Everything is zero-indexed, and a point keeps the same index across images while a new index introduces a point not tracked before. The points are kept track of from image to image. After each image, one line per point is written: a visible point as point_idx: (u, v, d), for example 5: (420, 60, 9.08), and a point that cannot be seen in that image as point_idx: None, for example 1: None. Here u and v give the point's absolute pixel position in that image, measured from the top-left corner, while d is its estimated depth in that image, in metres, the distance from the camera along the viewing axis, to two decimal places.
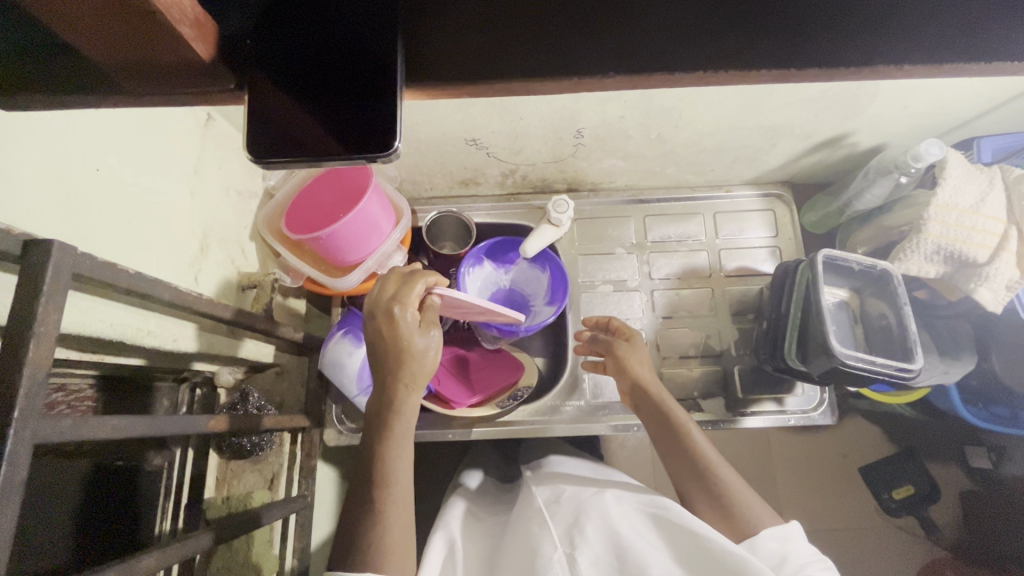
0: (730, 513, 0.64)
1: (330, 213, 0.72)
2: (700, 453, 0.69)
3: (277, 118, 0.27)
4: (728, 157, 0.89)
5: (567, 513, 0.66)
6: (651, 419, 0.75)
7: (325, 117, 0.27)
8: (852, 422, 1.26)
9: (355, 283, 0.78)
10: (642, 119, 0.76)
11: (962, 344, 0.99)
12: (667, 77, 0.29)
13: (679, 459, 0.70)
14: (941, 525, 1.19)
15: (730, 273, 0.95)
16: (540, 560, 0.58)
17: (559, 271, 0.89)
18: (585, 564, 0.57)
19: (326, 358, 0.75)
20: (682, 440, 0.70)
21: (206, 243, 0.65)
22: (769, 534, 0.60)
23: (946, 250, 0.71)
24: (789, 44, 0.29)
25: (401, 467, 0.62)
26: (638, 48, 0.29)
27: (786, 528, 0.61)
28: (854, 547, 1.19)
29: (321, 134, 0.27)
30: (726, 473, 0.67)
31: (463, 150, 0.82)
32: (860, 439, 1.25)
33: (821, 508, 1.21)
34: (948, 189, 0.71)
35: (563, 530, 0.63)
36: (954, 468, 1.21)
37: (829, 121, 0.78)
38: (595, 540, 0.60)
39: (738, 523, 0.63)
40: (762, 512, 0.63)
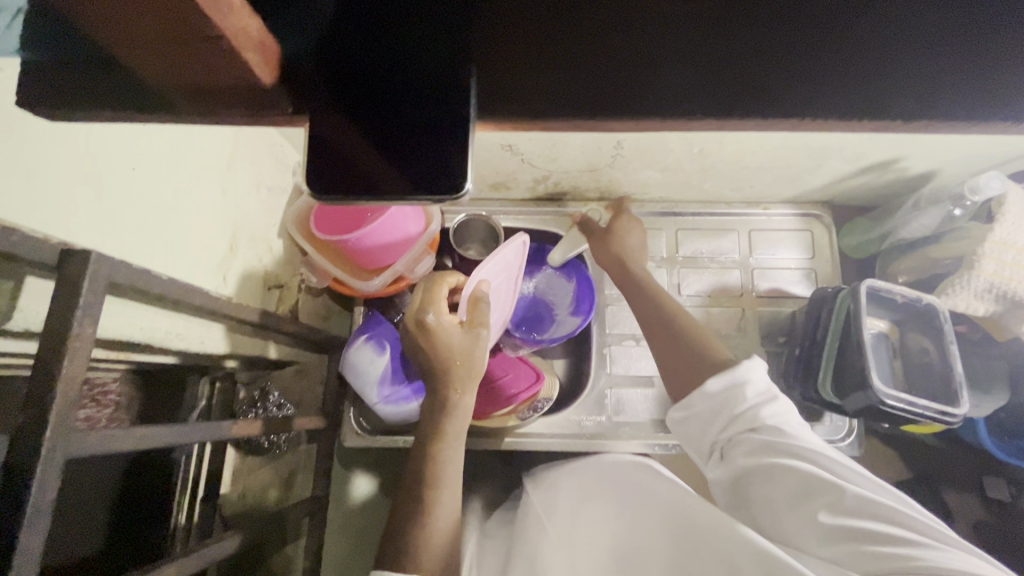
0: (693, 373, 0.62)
1: (361, 215, 0.70)
2: (673, 316, 0.69)
3: (335, 147, 0.25)
4: (770, 175, 0.85)
5: (566, 516, 0.62)
6: (636, 298, 0.74)
7: (386, 151, 0.25)
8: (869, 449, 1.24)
9: (382, 286, 0.76)
10: (686, 134, 0.73)
11: (996, 379, 0.96)
12: (737, 116, 0.27)
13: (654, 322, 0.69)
14: None
15: (762, 294, 0.92)
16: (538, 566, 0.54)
17: (586, 282, 0.89)
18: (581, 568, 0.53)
19: (347, 362, 0.73)
20: (658, 306, 0.70)
21: (236, 241, 0.63)
22: (720, 377, 0.57)
23: (998, 290, 0.68)
24: (870, 84, 0.26)
25: (451, 466, 0.61)
26: (702, 86, 0.26)
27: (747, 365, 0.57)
28: None
29: (383, 170, 0.25)
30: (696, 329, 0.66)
31: (498, 154, 0.80)
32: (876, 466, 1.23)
33: None
34: (1007, 225, 0.68)
35: (563, 535, 0.59)
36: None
37: (881, 145, 0.75)
38: (595, 543, 0.56)
39: (698, 381, 0.61)
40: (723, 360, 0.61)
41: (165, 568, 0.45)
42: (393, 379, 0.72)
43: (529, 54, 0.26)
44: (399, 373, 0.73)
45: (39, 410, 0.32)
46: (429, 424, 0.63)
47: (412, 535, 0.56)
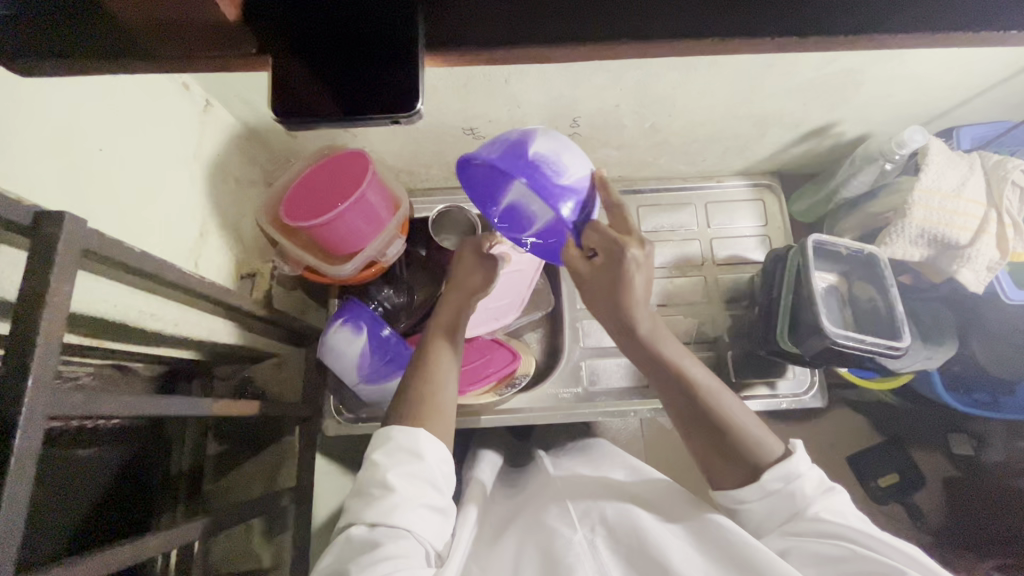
0: (737, 453, 0.58)
1: (328, 200, 0.73)
2: (698, 391, 0.60)
3: (299, 80, 0.28)
4: (720, 147, 0.91)
5: (588, 497, 0.64)
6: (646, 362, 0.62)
7: (344, 84, 0.28)
8: (837, 412, 1.31)
9: (355, 270, 0.78)
10: (637, 108, 0.77)
11: (946, 331, 1.05)
12: (663, 42, 0.30)
13: (680, 397, 0.61)
14: (926, 510, 1.24)
15: (722, 262, 0.97)
16: (559, 540, 0.56)
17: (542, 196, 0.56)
18: (604, 545, 0.56)
19: (326, 345, 0.75)
20: (678, 377, 0.60)
21: (206, 229, 0.65)
22: (775, 474, 0.56)
23: (930, 234, 0.74)
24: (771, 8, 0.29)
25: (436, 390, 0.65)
26: (628, 12, 0.29)
27: (794, 464, 0.56)
28: None
29: (348, 98, 0.28)
30: (728, 410, 0.60)
31: (461, 139, 0.82)
32: (845, 428, 1.30)
33: None
34: (931, 174, 0.74)
35: (584, 514, 0.60)
36: (935, 452, 1.26)
37: (815, 111, 0.81)
38: (615, 527, 0.58)
39: (747, 462, 0.57)
40: (767, 442, 0.58)
41: (152, 538, 0.46)
42: (372, 361, 0.74)
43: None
44: (378, 355, 0.74)
45: (19, 365, 0.33)
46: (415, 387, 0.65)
47: None
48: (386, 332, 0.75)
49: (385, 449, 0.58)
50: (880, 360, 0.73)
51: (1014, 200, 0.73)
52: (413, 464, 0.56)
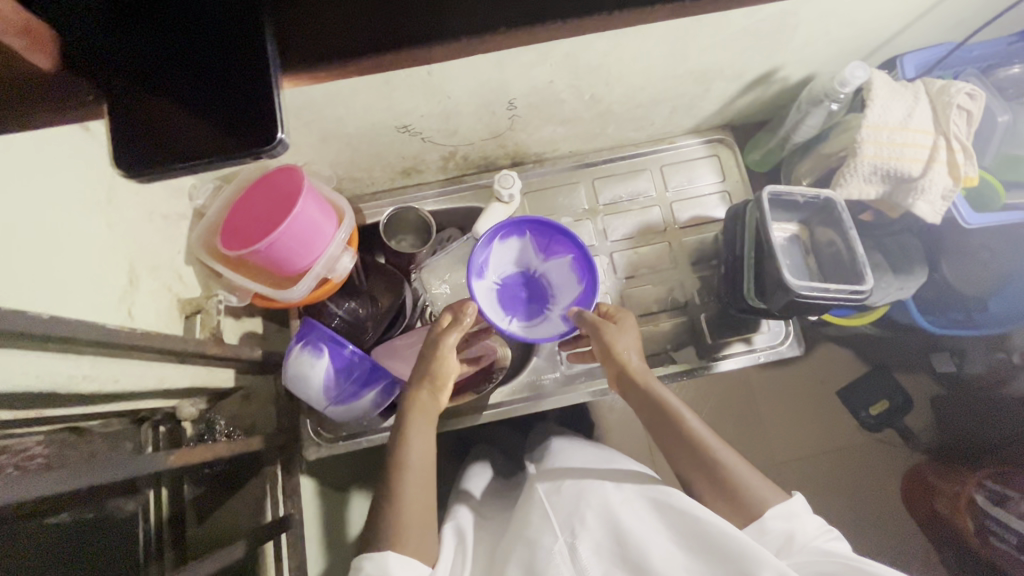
0: (733, 494, 0.63)
1: (265, 224, 0.70)
2: (700, 439, 0.66)
3: (160, 119, 0.28)
4: (666, 108, 0.88)
5: (569, 501, 0.65)
6: (649, 413, 0.70)
7: (209, 110, 0.28)
8: (824, 351, 1.33)
9: (306, 291, 0.75)
10: (572, 81, 0.74)
11: (913, 259, 1.07)
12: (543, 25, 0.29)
13: (679, 446, 0.67)
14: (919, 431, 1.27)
15: (684, 225, 0.96)
16: (540, 552, 0.59)
17: (583, 256, 0.78)
18: (587, 553, 0.58)
19: (288, 371, 0.72)
20: (677, 426, 0.68)
21: (136, 275, 0.61)
22: (773, 513, 0.60)
23: (882, 170, 0.73)
24: None
25: (411, 516, 0.64)
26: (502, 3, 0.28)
27: (790, 505, 0.61)
28: (839, 466, 1.28)
29: (217, 130, 0.28)
30: (726, 457, 0.65)
31: (397, 138, 0.79)
32: (833, 366, 1.32)
33: (805, 436, 1.29)
34: (877, 109, 0.72)
35: (565, 520, 0.63)
36: (922, 375, 1.29)
37: (756, 59, 0.79)
38: (596, 529, 0.60)
39: (742, 503, 0.62)
40: (764, 488, 0.63)
41: None
42: (337, 382, 0.73)
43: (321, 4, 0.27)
44: (342, 374, 0.73)
45: None
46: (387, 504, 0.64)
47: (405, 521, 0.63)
48: (347, 351, 0.72)
49: None
50: (846, 306, 0.72)
51: (960, 124, 0.72)
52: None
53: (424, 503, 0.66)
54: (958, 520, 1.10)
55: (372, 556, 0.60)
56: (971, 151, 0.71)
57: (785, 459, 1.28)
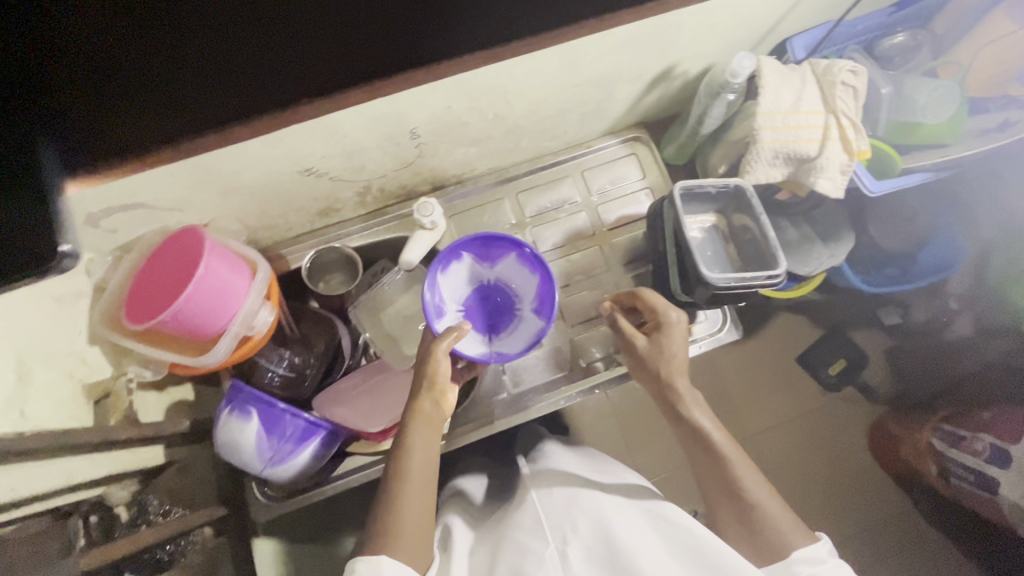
0: (756, 530, 0.62)
1: (170, 291, 0.67)
2: (731, 466, 0.65)
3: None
4: (575, 116, 0.88)
5: (563, 506, 0.65)
6: (685, 431, 0.70)
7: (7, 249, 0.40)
8: (782, 321, 1.34)
9: (226, 353, 0.73)
10: (471, 103, 0.73)
11: (841, 225, 1.12)
12: None
13: (710, 473, 0.66)
14: (877, 384, 1.31)
15: (612, 226, 0.97)
16: (532, 557, 0.59)
17: (526, 252, 0.78)
18: (577, 561, 0.59)
19: (217, 438, 0.69)
20: (711, 451, 0.67)
21: (27, 369, 0.58)
22: (801, 556, 0.59)
23: (783, 153, 0.75)
24: None
25: (408, 514, 0.59)
26: None
27: (816, 549, 0.59)
28: (807, 430, 1.31)
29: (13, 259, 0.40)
30: (757, 491, 0.63)
31: (302, 182, 0.77)
32: (789, 335, 1.34)
33: (771, 406, 1.32)
34: (769, 96, 0.74)
35: (556, 526, 0.63)
36: (872, 331, 1.33)
37: (650, 59, 0.79)
38: (590, 539, 0.61)
39: (763, 539, 0.61)
40: (788, 525, 0.61)
41: None
42: (270, 442, 0.70)
43: (164, 124, 0.52)
44: (275, 434, 0.70)
45: None
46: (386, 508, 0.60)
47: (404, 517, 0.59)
48: (279, 408, 0.70)
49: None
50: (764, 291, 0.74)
51: (848, 101, 0.74)
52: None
53: (421, 503, 0.61)
54: (922, 464, 1.17)
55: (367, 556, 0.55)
56: (861, 125, 0.73)
57: (756, 432, 1.31)
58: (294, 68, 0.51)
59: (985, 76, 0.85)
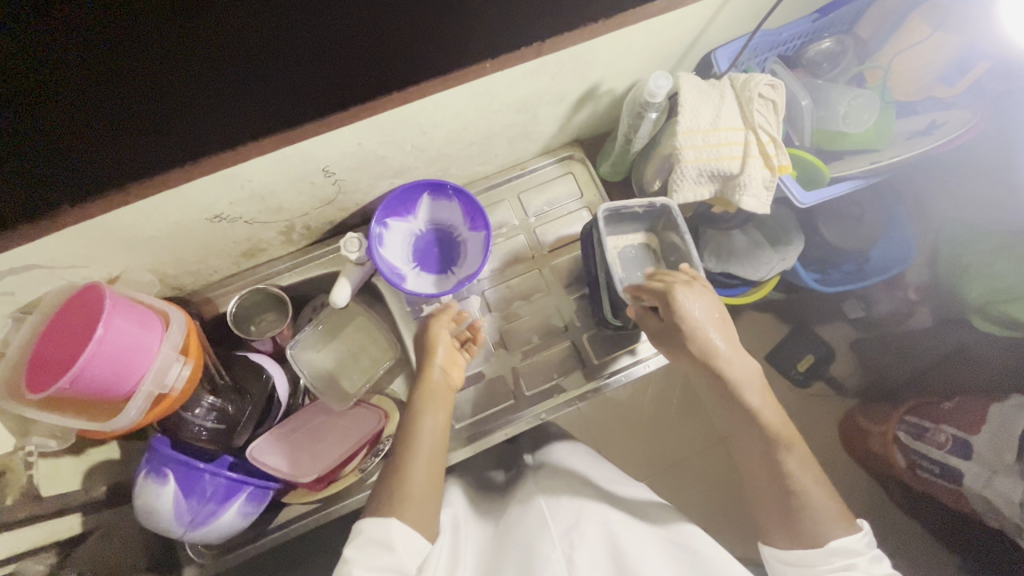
0: (798, 528, 0.60)
1: (69, 356, 0.63)
2: (778, 466, 0.63)
3: None
4: (502, 139, 0.86)
5: (568, 513, 0.68)
6: (733, 418, 0.67)
7: None
8: (745, 322, 1.35)
9: (139, 414, 0.69)
10: (383, 138, 0.71)
11: (788, 228, 1.11)
12: None
13: (754, 467, 0.65)
14: (844, 378, 1.31)
15: (551, 247, 0.95)
16: (538, 558, 0.62)
17: (431, 184, 0.86)
18: (582, 563, 0.62)
19: (135, 503, 0.66)
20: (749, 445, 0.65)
21: None
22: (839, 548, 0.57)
23: (707, 171, 0.73)
24: None
25: (417, 482, 0.63)
26: None
27: (852, 541, 0.58)
28: None
29: None
30: (803, 484, 0.61)
31: (214, 228, 0.74)
32: (754, 336, 1.34)
33: None
34: (687, 114, 0.72)
35: (563, 531, 0.66)
36: (839, 323, 1.33)
37: (570, 80, 0.78)
38: (593, 549, 0.64)
39: (803, 535, 0.60)
40: (829, 519, 0.59)
41: None
42: (190, 505, 0.67)
43: (98, 167, 0.53)
44: (194, 496, 0.67)
45: None
46: (389, 479, 0.64)
47: (410, 482, 0.63)
48: (199, 467, 0.67)
49: (358, 544, 0.57)
50: None
51: (767, 115, 0.73)
52: (384, 557, 0.56)
53: (428, 474, 0.64)
54: (891, 455, 1.13)
55: (368, 526, 0.59)
56: (779, 140, 0.72)
57: None
58: (232, 115, 0.54)
59: (907, 77, 0.86)
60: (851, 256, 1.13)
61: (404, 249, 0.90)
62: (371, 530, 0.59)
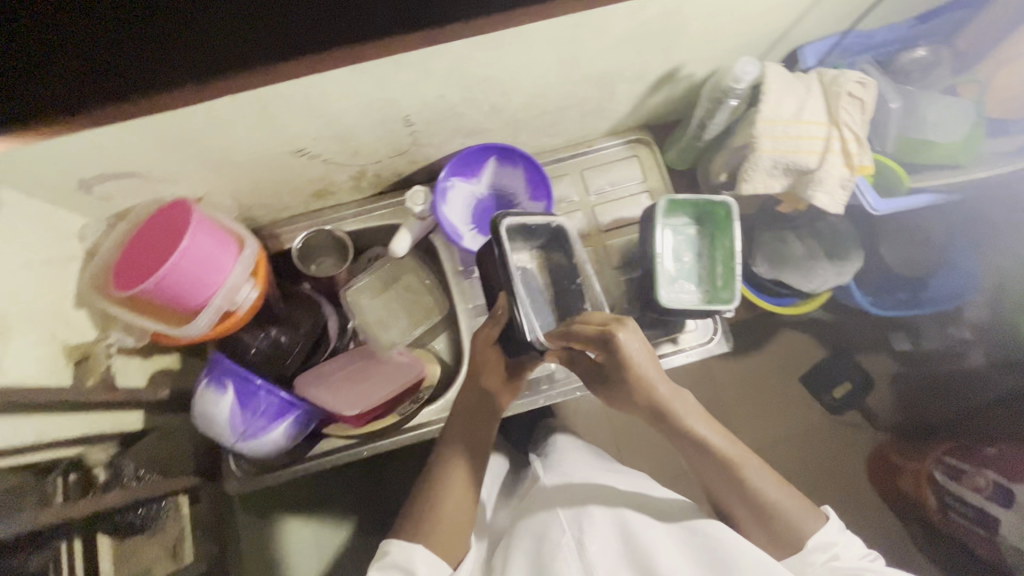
0: (776, 528, 0.64)
1: (155, 261, 0.68)
2: (749, 481, 0.66)
3: None
4: (575, 113, 0.87)
5: (576, 503, 0.72)
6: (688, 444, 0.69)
7: None
8: (785, 339, 1.30)
9: (209, 325, 0.74)
10: (465, 94, 0.73)
11: (848, 244, 1.09)
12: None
13: (718, 482, 0.68)
14: (880, 411, 1.26)
15: (607, 227, 0.95)
16: (549, 544, 0.65)
17: (503, 149, 0.88)
18: (593, 549, 0.64)
19: (195, 409, 0.71)
20: (712, 464, 0.67)
21: (7, 325, 0.58)
22: (815, 544, 0.63)
23: (782, 163, 0.73)
24: None
25: (442, 517, 0.68)
26: None
27: (825, 532, 0.64)
28: (803, 454, 1.25)
29: None
30: (773, 493, 0.65)
31: (295, 162, 0.77)
32: (794, 353, 1.29)
33: (772, 424, 1.27)
34: (770, 103, 0.71)
35: (572, 519, 0.69)
36: (882, 355, 1.28)
37: (653, 58, 0.78)
38: (602, 529, 0.67)
39: (782, 534, 0.64)
40: (800, 513, 0.64)
41: None
42: (243, 417, 0.71)
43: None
44: (248, 409, 0.71)
45: None
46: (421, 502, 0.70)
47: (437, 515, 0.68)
48: (255, 383, 0.71)
49: (381, 565, 0.64)
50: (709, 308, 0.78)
51: (854, 113, 0.71)
52: None
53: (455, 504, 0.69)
54: (922, 497, 1.12)
55: (396, 550, 0.65)
56: (864, 140, 0.71)
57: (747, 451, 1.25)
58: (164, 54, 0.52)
59: (1004, 96, 0.82)
60: (905, 284, 1.11)
61: (465, 211, 0.92)
62: (395, 557, 0.64)
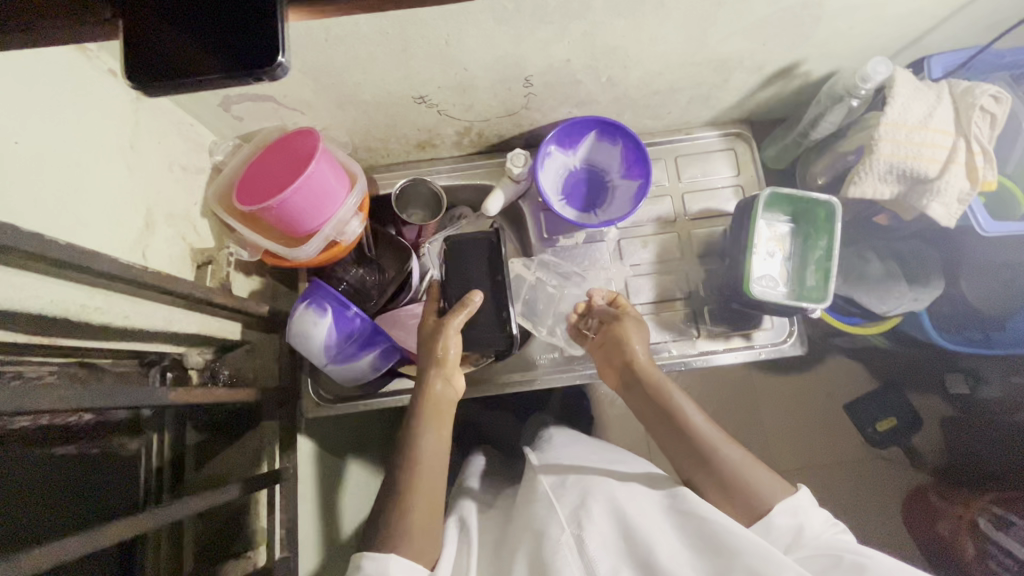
0: (737, 492, 0.64)
1: (280, 182, 0.71)
2: (711, 442, 0.67)
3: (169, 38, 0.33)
4: (683, 97, 0.88)
5: (572, 495, 0.65)
6: (658, 410, 0.72)
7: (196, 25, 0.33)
8: (835, 362, 1.27)
9: (316, 251, 0.77)
10: (589, 61, 0.74)
11: (930, 271, 1.04)
12: None
13: (680, 450, 0.69)
14: (926, 452, 1.22)
15: (693, 216, 0.95)
16: (547, 542, 0.58)
17: (606, 124, 0.88)
18: (592, 543, 0.58)
19: (290, 330, 0.74)
20: (680, 430, 0.69)
21: (152, 219, 0.64)
22: (782, 508, 0.62)
23: (899, 169, 0.72)
24: None
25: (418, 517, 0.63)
26: None
27: (797, 498, 0.63)
28: (840, 481, 1.23)
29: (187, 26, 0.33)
30: (731, 454, 0.67)
31: (413, 109, 0.80)
32: (845, 378, 1.27)
33: (814, 445, 1.25)
34: (897, 107, 0.71)
35: (570, 512, 0.62)
36: (934, 397, 1.23)
37: (777, 50, 0.77)
38: (603, 524, 0.60)
39: (743, 499, 0.64)
40: (767, 483, 0.64)
41: (110, 527, 0.50)
42: (337, 342, 0.75)
43: None
44: (342, 335, 0.75)
45: None
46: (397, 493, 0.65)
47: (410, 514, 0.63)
48: (351, 312, 0.75)
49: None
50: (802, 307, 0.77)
51: (982, 127, 0.71)
52: None
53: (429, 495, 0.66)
54: (958, 543, 1.07)
55: (372, 556, 0.60)
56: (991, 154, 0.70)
57: (783, 469, 1.23)
58: None
59: None
60: (979, 324, 1.03)
61: (557, 180, 0.94)
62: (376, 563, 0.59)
